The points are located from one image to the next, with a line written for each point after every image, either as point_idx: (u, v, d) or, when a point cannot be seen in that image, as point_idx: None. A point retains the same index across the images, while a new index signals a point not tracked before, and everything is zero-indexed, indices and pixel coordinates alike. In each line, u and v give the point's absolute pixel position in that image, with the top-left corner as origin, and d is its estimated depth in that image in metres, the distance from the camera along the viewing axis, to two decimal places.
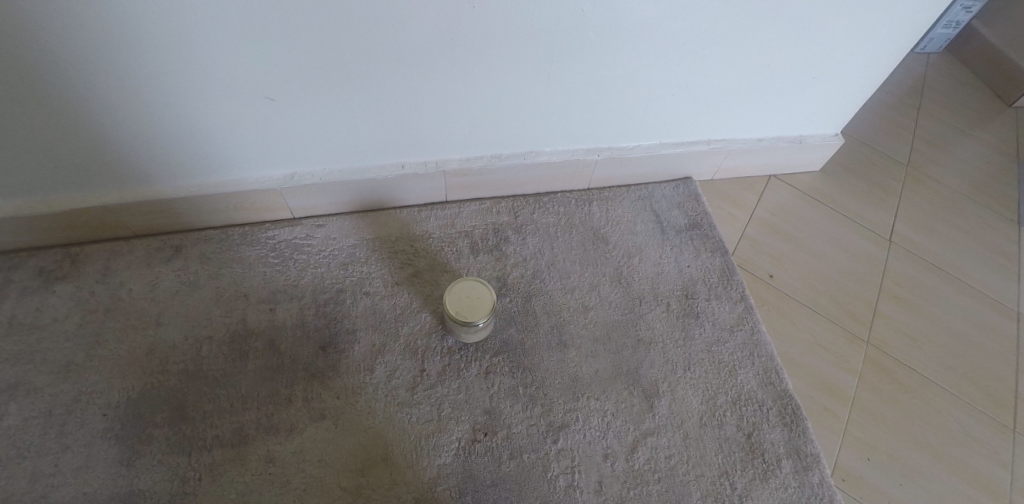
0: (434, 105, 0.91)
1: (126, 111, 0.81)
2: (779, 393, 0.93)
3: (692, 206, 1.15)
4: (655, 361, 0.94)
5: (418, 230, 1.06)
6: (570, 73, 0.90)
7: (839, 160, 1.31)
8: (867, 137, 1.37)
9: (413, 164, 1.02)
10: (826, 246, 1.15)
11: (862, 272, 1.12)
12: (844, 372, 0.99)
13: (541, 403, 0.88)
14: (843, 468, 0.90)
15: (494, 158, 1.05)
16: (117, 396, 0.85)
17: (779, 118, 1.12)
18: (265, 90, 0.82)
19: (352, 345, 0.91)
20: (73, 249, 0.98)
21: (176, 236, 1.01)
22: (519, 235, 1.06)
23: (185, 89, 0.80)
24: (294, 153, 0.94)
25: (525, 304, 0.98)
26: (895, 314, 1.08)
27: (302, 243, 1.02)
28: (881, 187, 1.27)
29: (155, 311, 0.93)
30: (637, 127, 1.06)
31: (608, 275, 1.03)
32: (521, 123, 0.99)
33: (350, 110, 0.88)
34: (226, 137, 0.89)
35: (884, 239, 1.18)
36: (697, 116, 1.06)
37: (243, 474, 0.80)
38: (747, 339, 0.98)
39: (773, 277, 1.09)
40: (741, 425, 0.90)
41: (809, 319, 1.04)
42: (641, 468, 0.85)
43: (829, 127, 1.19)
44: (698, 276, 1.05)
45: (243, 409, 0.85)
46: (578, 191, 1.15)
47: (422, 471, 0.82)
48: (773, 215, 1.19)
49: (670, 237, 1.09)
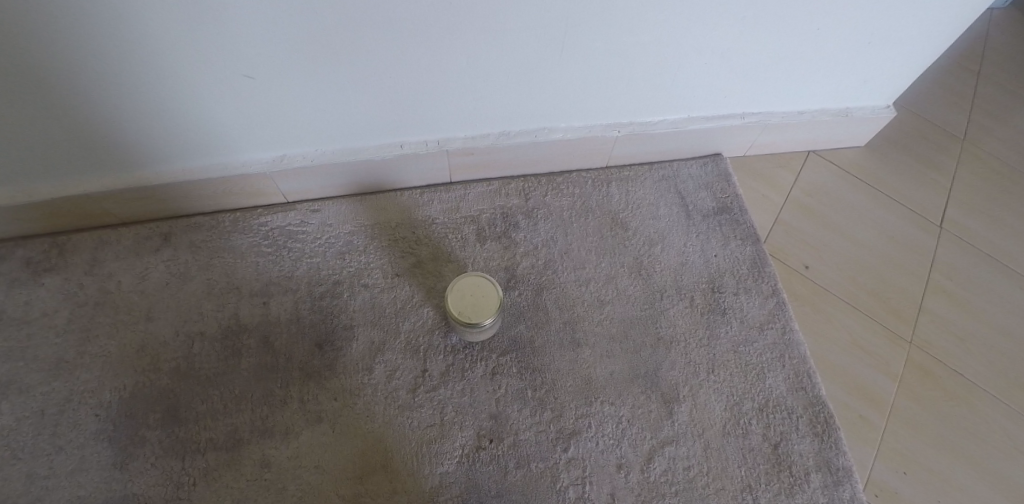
0: (432, 82, 0.81)
1: (96, 94, 0.73)
2: (810, 400, 0.86)
3: (721, 187, 1.04)
4: (676, 362, 0.87)
5: (421, 216, 0.98)
6: (587, 40, 0.79)
7: (887, 132, 1.18)
8: (920, 107, 1.23)
9: (413, 144, 0.93)
10: (867, 232, 1.05)
11: (908, 263, 1.02)
12: (884, 376, 0.91)
13: (551, 408, 0.83)
14: (877, 483, 0.83)
15: (503, 136, 0.95)
16: (109, 395, 0.81)
17: (824, 88, 0.99)
18: (242, 68, 0.73)
19: (349, 343, 0.86)
20: (60, 239, 0.93)
21: (166, 223, 0.95)
22: (530, 221, 0.98)
23: (156, 68, 0.71)
24: (282, 134, 0.86)
25: (535, 297, 0.91)
26: (942, 310, 0.98)
27: (296, 230, 0.95)
28: (935, 165, 1.14)
29: (145, 305, 0.88)
30: (661, 100, 0.95)
31: (626, 265, 0.95)
32: (532, 96, 0.88)
33: (339, 87, 0.79)
34: (206, 119, 0.81)
35: (933, 225, 1.06)
36: (732, 88, 0.94)
37: (238, 479, 0.76)
38: (778, 338, 0.90)
39: (808, 268, 1.00)
40: (768, 435, 0.83)
41: (846, 317, 0.95)
42: (657, 480, 0.79)
43: (880, 98, 1.06)
44: (725, 267, 0.96)
45: (237, 411, 0.80)
46: (595, 170, 1.05)
47: (424, 480, 0.77)
48: (810, 197, 1.08)
49: (695, 222, 1.00)
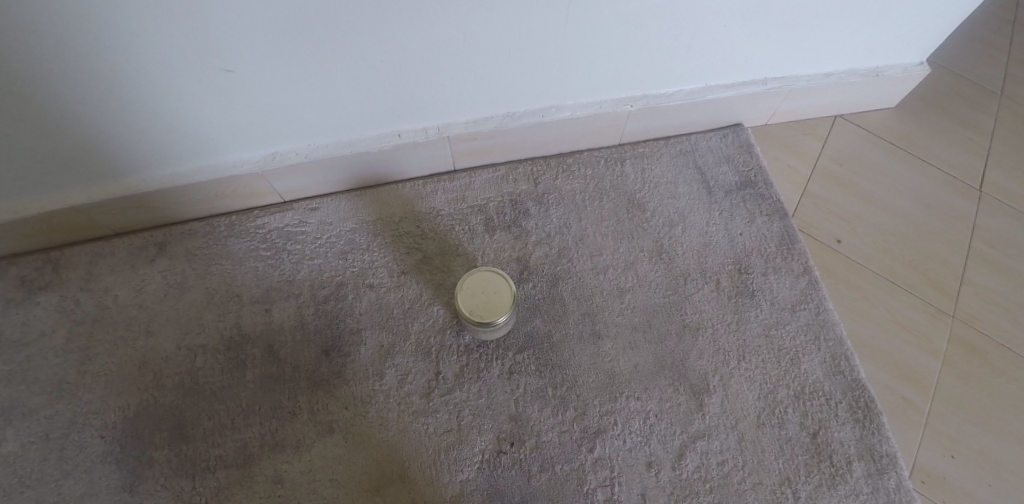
0: (426, 64, 0.75)
1: (68, 98, 0.68)
2: (850, 384, 0.81)
3: (743, 159, 0.98)
4: (704, 351, 0.82)
5: (425, 208, 0.92)
6: (594, 8, 0.71)
7: (918, 91, 1.10)
8: (953, 62, 1.14)
9: (412, 132, 0.87)
10: (902, 200, 0.98)
11: (947, 231, 0.95)
12: (926, 355, 0.85)
13: (573, 406, 0.78)
14: (923, 469, 0.78)
15: (507, 117, 0.89)
16: (114, 416, 0.78)
17: (853, 47, 0.92)
18: (218, 61, 0.67)
19: (357, 348, 0.82)
20: (53, 254, 0.89)
21: (160, 231, 0.91)
22: (540, 207, 0.92)
23: (129, 67, 0.65)
24: (271, 130, 0.80)
25: (550, 289, 0.86)
26: (986, 280, 0.91)
27: (295, 231, 0.90)
28: (971, 124, 1.06)
29: (144, 319, 0.84)
30: (677, 70, 0.88)
31: (646, 250, 0.89)
32: (536, 73, 0.81)
33: (327, 76, 0.73)
34: (188, 119, 0.75)
35: (973, 190, 0.99)
36: (753, 52, 0.87)
37: (251, 497, 0.73)
38: (812, 319, 0.84)
39: (841, 242, 0.93)
40: (806, 424, 0.78)
41: (883, 292, 0.89)
42: (690, 477, 0.75)
43: (914, 55, 0.98)
44: (752, 245, 0.90)
45: (246, 425, 0.77)
46: (608, 148, 0.98)
47: (444, 489, 0.74)
48: (839, 165, 1.01)
49: (718, 199, 0.94)
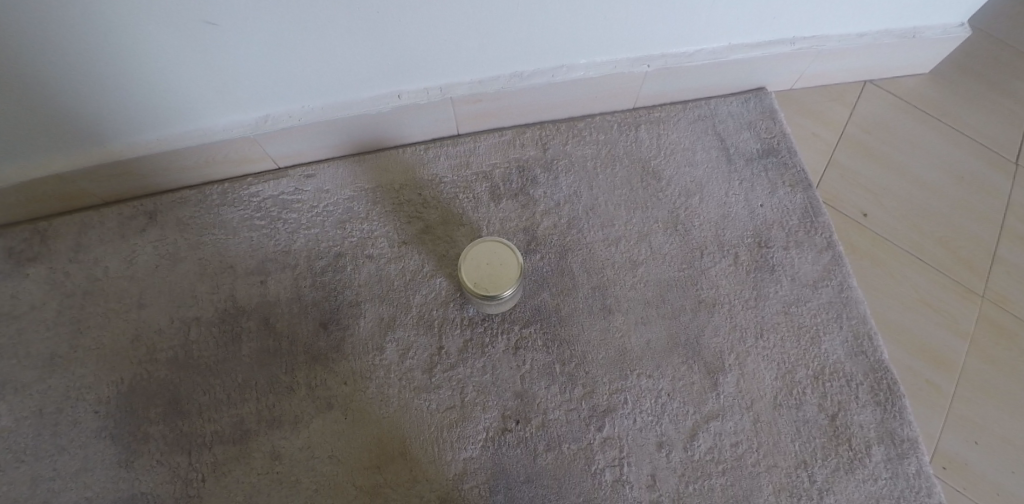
0: (428, 18, 0.68)
1: (41, 57, 0.62)
2: (872, 365, 0.77)
3: (766, 125, 0.92)
4: (719, 327, 0.78)
5: (427, 175, 0.87)
6: None
7: (954, 55, 1.03)
8: (993, 24, 1.06)
9: (413, 93, 0.81)
10: (933, 171, 0.92)
11: (979, 205, 0.90)
12: (953, 336, 0.81)
13: (582, 383, 0.75)
14: (944, 454, 0.75)
15: (514, 77, 0.83)
16: (107, 391, 0.75)
17: (891, 5, 0.84)
18: (201, 13, 0.61)
19: (356, 321, 0.78)
20: (40, 224, 0.85)
21: (150, 200, 0.86)
22: (549, 174, 0.87)
23: (105, 23, 0.60)
24: (261, 91, 0.75)
25: (559, 261, 0.82)
26: (1019, 258, 0.86)
27: (291, 198, 0.86)
28: (1010, 91, 0.99)
29: (136, 291, 0.80)
30: (699, 28, 0.81)
31: (661, 220, 0.84)
32: (547, 29, 0.75)
33: (320, 31, 0.67)
34: (173, 79, 0.69)
35: (1009, 162, 0.93)
36: (783, 8, 0.80)
37: (249, 473, 0.71)
38: (835, 297, 0.80)
39: (867, 216, 0.88)
40: (825, 405, 0.75)
41: (910, 269, 0.85)
42: (701, 458, 0.72)
43: (955, 14, 0.90)
44: (774, 218, 0.85)
45: (242, 401, 0.74)
46: (621, 113, 0.93)
47: (446, 467, 0.71)
48: (868, 133, 0.95)
49: (738, 167, 0.88)
